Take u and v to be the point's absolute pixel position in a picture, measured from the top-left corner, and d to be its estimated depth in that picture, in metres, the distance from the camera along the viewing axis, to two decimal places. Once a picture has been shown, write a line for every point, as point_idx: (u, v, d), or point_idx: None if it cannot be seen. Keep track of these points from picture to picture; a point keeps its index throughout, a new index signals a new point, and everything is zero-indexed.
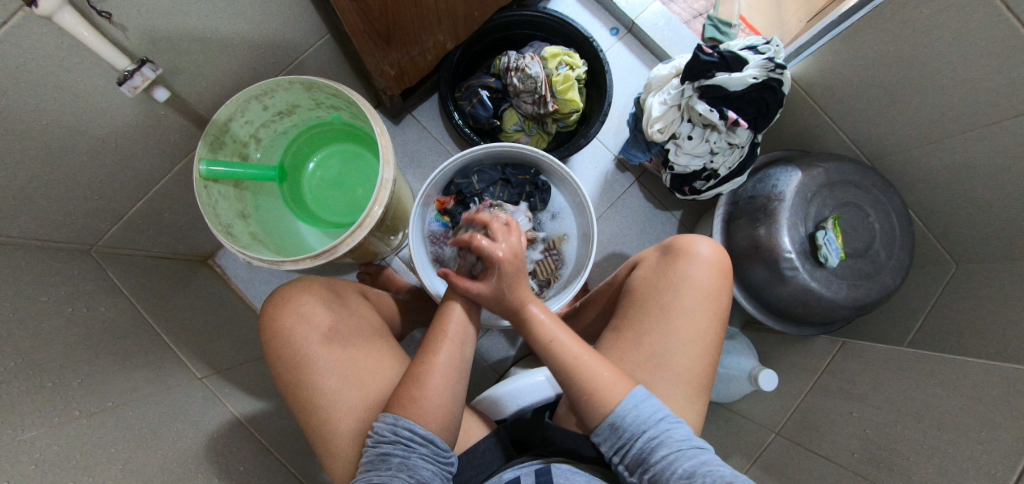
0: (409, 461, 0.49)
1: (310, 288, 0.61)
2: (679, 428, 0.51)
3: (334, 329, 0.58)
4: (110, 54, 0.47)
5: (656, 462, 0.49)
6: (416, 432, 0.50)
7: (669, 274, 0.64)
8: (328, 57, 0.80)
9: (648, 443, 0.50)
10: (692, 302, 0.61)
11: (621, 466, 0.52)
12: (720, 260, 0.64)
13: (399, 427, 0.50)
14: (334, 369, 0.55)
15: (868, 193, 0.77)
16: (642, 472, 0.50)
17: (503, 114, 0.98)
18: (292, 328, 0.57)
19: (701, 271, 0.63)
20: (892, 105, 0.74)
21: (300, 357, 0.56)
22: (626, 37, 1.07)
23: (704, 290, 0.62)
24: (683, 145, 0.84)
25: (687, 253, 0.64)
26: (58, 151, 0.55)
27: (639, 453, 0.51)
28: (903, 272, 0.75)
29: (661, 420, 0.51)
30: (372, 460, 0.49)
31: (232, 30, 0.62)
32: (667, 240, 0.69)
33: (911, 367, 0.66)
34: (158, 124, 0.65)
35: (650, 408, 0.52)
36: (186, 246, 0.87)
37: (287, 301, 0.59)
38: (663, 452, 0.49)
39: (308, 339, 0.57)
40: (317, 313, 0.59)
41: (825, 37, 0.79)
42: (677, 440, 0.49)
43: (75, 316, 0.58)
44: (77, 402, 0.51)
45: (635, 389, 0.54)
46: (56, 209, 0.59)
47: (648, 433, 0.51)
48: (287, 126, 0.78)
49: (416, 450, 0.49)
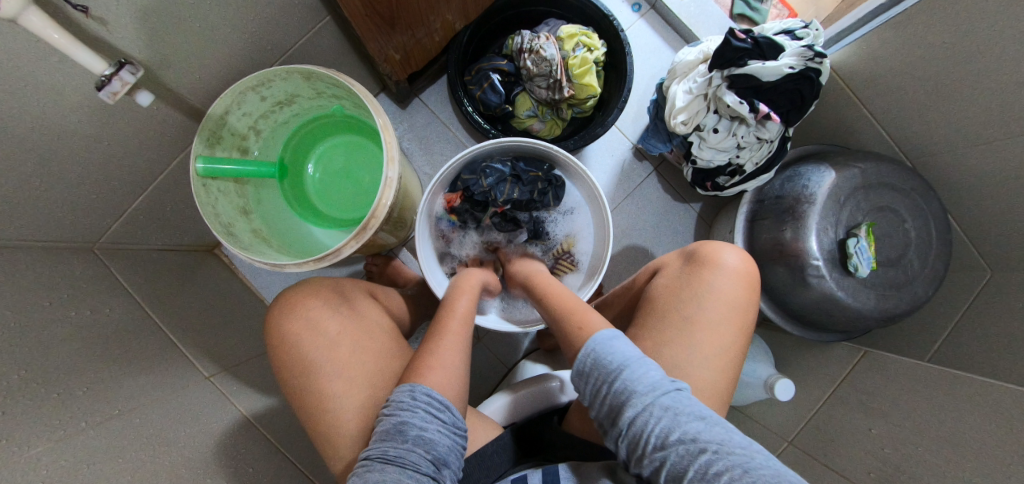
0: (426, 435, 0.48)
1: (317, 293, 0.60)
2: (644, 374, 0.49)
3: (342, 334, 0.57)
4: (85, 56, 0.43)
5: (626, 422, 0.48)
6: (434, 397, 0.51)
7: (693, 283, 0.61)
8: (329, 41, 0.75)
9: (616, 399, 0.49)
10: (717, 315, 0.58)
11: (598, 422, 0.52)
12: (747, 270, 0.61)
13: (417, 393, 0.51)
14: (341, 373, 0.54)
15: (905, 197, 0.71)
16: (616, 434, 0.49)
17: (515, 99, 0.92)
18: (297, 334, 0.56)
19: (729, 284, 0.59)
20: (942, 100, 0.67)
21: (308, 363, 0.55)
22: (648, 13, 0.99)
23: (731, 303, 0.59)
24: (708, 138, 0.78)
25: (712, 260, 0.61)
26: (47, 151, 0.52)
27: (609, 410, 0.50)
28: (937, 282, 0.71)
29: (625, 369, 0.50)
30: (388, 429, 0.48)
31: (223, 17, 0.57)
32: (691, 245, 0.66)
33: (939, 385, 0.64)
34: (153, 117, 0.62)
35: (616, 357, 0.51)
36: (191, 237, 0.85)
37: (293, 307, 0.58)
38: (631, 411, 0.47)
39: (314, 343, 0.55)
40: (324, 318, 0.57)
41: (871, 23, 0.72)
42: (643, 392, 0.48)
43: (79, 320, 0.57)
44: (82, 414, 0.50)
45: (600, 333, 0.54)
46: (50, 209, 0.57)
47: (614, 388, 0.49)
48: (288, 116, 0.74)
49: (434, 419, 0.50)
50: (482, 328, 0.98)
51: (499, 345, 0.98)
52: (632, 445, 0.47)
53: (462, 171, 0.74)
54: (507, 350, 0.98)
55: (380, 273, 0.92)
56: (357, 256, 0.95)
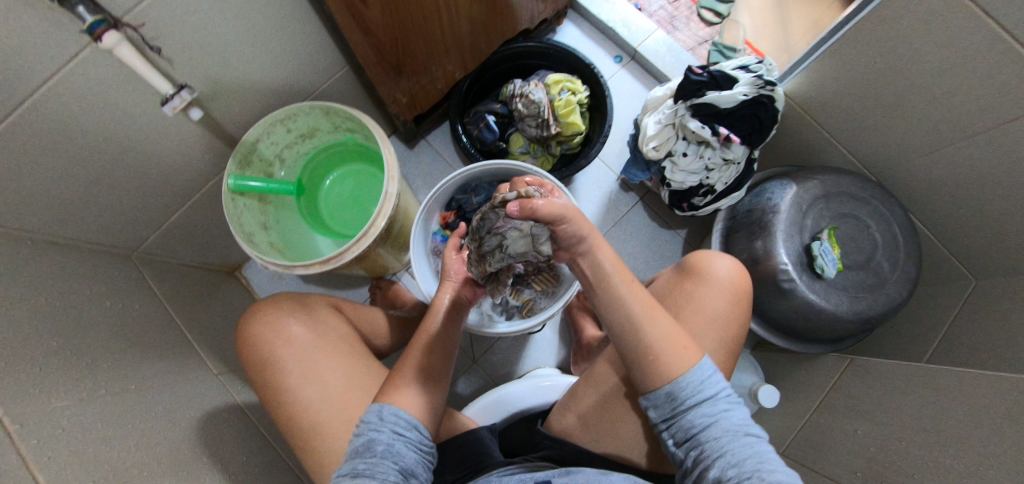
0: (393, 447, 0.52)
1: (277, 300, 0.66)
2: (735, 411, 0.52)
3: (296, 333, 0.62)
4: (157, 79, 0.56)
5: (705, 439, 0.50)
6: (401, 417, 0.54)
7: (679, 293, 0.67)
8: (347, 86, 0.89)
9: (701, 421, 0.51)
10: (693, 324, 0.63)
11: (667, 433, 0.54)
12: (736, 283, 0.65)
13: (384, 413, 0.55)
14: (295, 368, 0.59)
15: (866, 204, 0.76)
16: (688, 446, 0.51)
17: (509, 137, 1.06)
18: (260, 334, 0.62)
19: (713, 295, 0.64)
20: (886, 115, 0.74)
21: (268, 358, 0.60)
22: (629, 63, 1.13)
23: (710, 313, 0.63)
24: (678, 162, 0.87)
25: (701, 270, 0.66)
26: (111, 165, 0.65)
27: (690, 425, 0.52)
28: (911, 284, 0.73)
29: (720, 400, 0.52)
30: (359, 447, 0.52)
31: (262, 63, 0.72)
32: (684, 258, 0.71)
33: (920, 382, 0.64)
34: (198, 144, 0.74)
35: (714, 385, 0.53)
36: (215, 256, 0.94)
37: (258, 309, 0.65)
38: (715, 433, 0.50)
39: (273, 343, 0.61)
40: (282, 321, 0.63)
41: (814, 55, 0.80)
42: (733, 424, 0.50)
43: (111, 309, 0.66)
44: (107, 384, 0.57)
45: (703, 363, 0.54)
46: (103, 215, 0.68)
47: (703, 409, 0.52)
48: (308, 148, 0.86)
49: (403, 435, 0.53)
50: (478, 349, 1.02)
51: (495, 366, 1.00)
52: (702, 459, 0.49)
53: (455, 193, 0.86)
54: (503, 371, 1.00)
55: (382, 295, 0.98)
56: (363, 278, 1.03)
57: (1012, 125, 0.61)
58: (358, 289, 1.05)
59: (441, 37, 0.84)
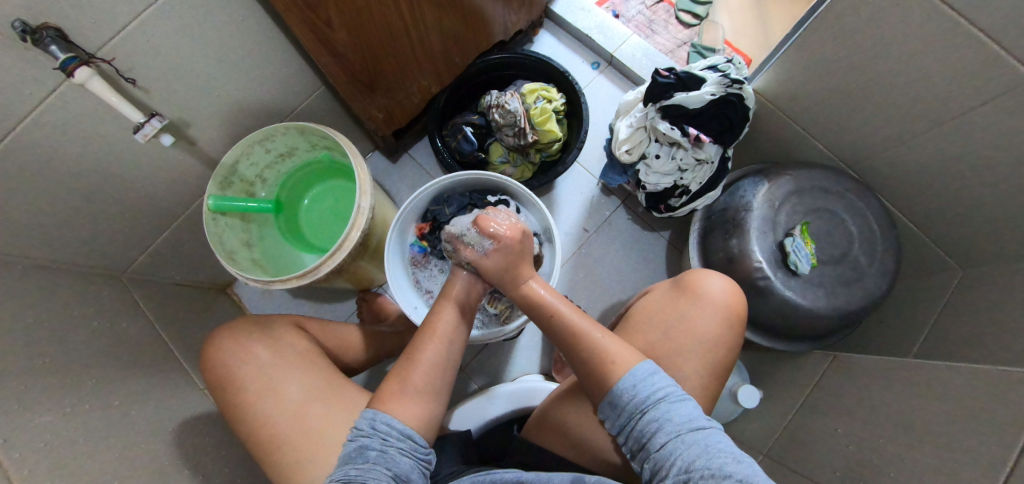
0: (386, 454, 0.50)
1: (238, 322, 0.68)
2: (679, 408, 0.49)
3: (252, 353, 0.64)
4: (128, 109, 0.58)
5: (654, 448, 0.48)
6: (393, 427, 0.52)
7: (671, 310, 0.66)
8: (325, 105, 0.92)
9: (647, 428, 0.49)
10: (681, 344, 0.63)
11: (625, 449, 0.52)
12: (729, 304, 0.65)
13: (377, 421, 0.52)
14: (253, 385, 0.61)
15: (840, 198, 0.75)
16: (642, 457, 0.50)
17: (489, 147, 1.07)
18: (219, 356, 0.64)
19: (705, 316, 0.64)
20: (853, 109, 0.73)
21: (227, 377, 0.62)
22: (607, 69, 1.14)
23: (701, 335, 0.63)
24: (652, 164, 0.87)
25: (696, 289, 0.66)
26: (97, 191, 0.69)
27: (639, 437, 0.50)
28: (889, 277, 0.72)
29: (661, 401, 0.50)
30: (350, 453, 0.50)
31: (238, 87, 0.75)
32: (681, 274, 0.71)
33: (903, 379, 0.62)
34: (181, 168, 0.78)
35: (652, 386, 0.52)
36: (206, 275, 0.98)
37: (218, 332, 0.67)
38: (661, 439, 0.48)
39: (231, 363, 0.63)
40: (239, 340, 0.65)
41: (782, 49, 0.76)
42: (676, 423, 0.48)
43: (98, 327, 0.69)
44: (91, 399, 0.59)
45: (637, 367, 0.53)
46: (90, 238, 0.72)
47: (647, 416, 0.50)
48: (287, 168, 0.89)
49: (394, 443, 0.51)
50: (465, 358, 1.02)
51: (481, 374, 1.01)
52: (657, 471, 0.47)
53: (429, 204, 0.87)
54: (490, 379, 1.00)
55: (368, 307, 1.00)
56: (350, 292, 1.05)
57: (979, 111, 0.60)
58: (346, 302, 1.07)
59: (412, 54, 0.87)
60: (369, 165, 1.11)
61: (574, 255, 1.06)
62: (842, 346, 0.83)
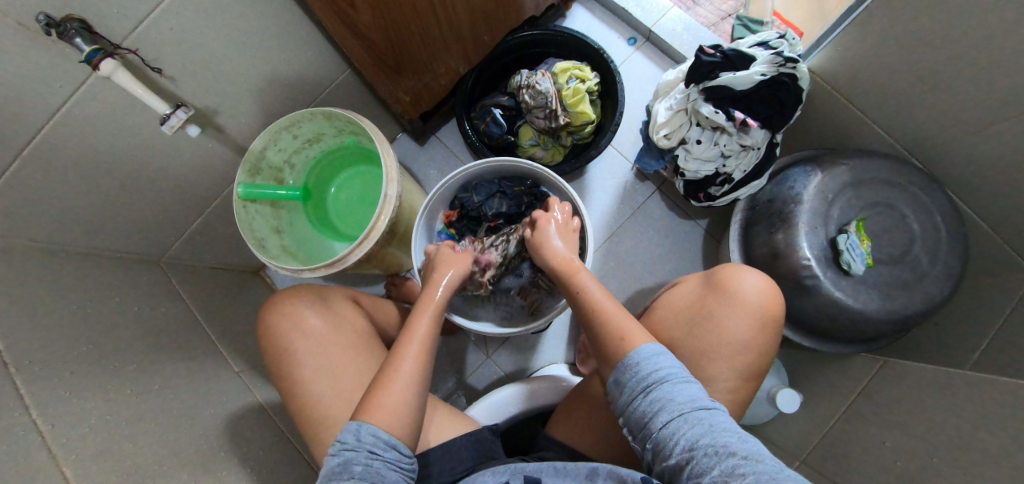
0: (373, 468, 0.48)
1: (299, 293, 0.68)
2: (682, 388, 0.50)
3: (314, 328, 0.64)
4: (154, 100, 0.57)
5: (656, 427, 0.48)
6: (379, 438, 0.50)
7: (699, 309, 0.64)
8: (351, 89, 0.90)
9: (649, 408, 0.50)
10: (706, 345, 0.61)
11: (625, 428, 0.53)
12: (765, 307, 0.61)
13: (362, 433, 0.50)
14: (311, 360, 0.62)
15: (904, 191, 0.68)
16: (642, 437, 0.50)
17: (518, 130, 1.02)
18: (277, 325, 0.65)
19: (736, 318, 0.60)
20: (925, 92, 0.66)
21: (284, 349, 0.63)
22: (644, 45, 1.06)
23: (731, 338, 0.60)
24: (692, 149, 0.82)
25: (728, 287, 0.63)
26: (131, 179, 0.69)
27: (640, 417, 0.50)
28: (953, 280, 0.65)
29: (663, 381, 0.51)
30: (334, 468, 0.48)
31: (263, 73, 0.74)
32: (712, 269, 0.68)
33: (966, 394, 0.58)
34: (212, 156, 0.78)
35: (655, 367, 0.52)
36: (238, 257, 0.99)
37: (281, 300, 0.67)
38: (665, 419, 0.48)
39: (291, 336, 0.64)
40: (300, 312, 0.65)
41: (842, 24, 0.69)
42: (680, 404, 0.48)
43: (139, 313, 0.71)
44: (134, 384, 0.62)
45: (644, 347, 0.54)
46: (128, 225, 0.74)
47: (649, 397, 0.50)
48: (316, 151, 0.88)
49: (381, 456, 0.49)
50: (491, 345, 1.02)
51: (509, 362, 1.00)
52: (659, 450, 0.48)
53: (457, 192, 0.84)
54: (517, 368, 1.00)
55: (397, 291, 0.99)
56: (379, 276, 1.05)
57: None
58: (374, 286, 1.07)
59: (441, 34, 0.83)
60: (396, 147, 1.09)
61: (604, 243, 1.02)
62: (892, 349, 0.77)
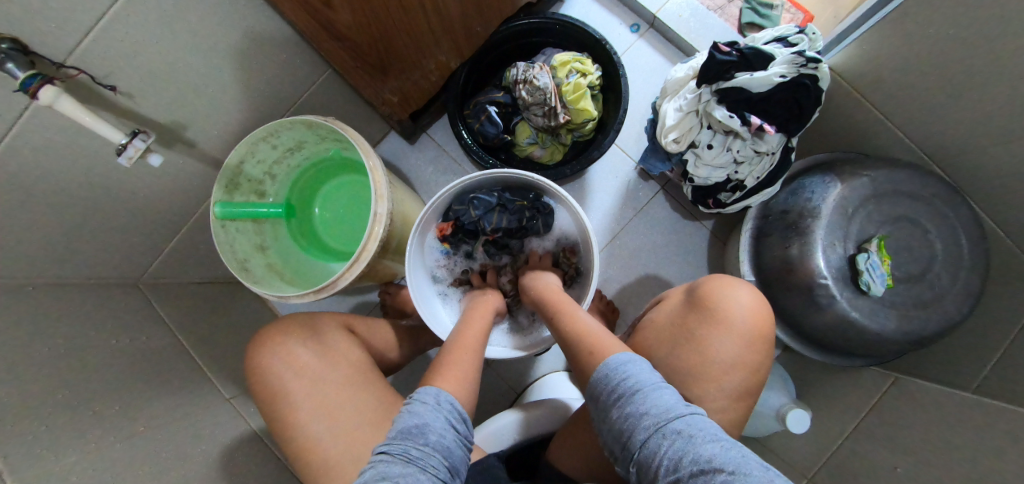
0: (447, 440, 0.48)
1: (289, 327, 0.65)
2: (655, 398, 0.47)
3: (307, 365, 0.61)
4: (105, 129, 0.51)
5: (636, 447, 0.46)
6: (455, 409, 0.51)
7: (680, 327, 0.60)
8: (333, 89, 0.83)
9: (626, 425, 0.47)
10: (689, 365, 0.56)
11: (608, 451, 0.50)
12: (752, 325, 0.56)
13: (441, 399, 0.52)
14: (306, 401, 0.59)
15: (927, 206, 0.65)
16: (626, 459, 0.47)
17: (515, 127, 0.95)
18: (267, 365, 0.62)
19: (718, 337, 0.56)
20: (957, 99, 0.61)
21: (277, 391, 0.60)
22: (648, 33, 0.99)
23: (715, 357, 0.56)
24: (703, 155, 0.76)
25: (710, 303, 0.58)
26: (97, 204, 0.63)
27: (620, 436, 0.48)
28: (973, 299, 0.63)
29: (635, 393, 0.49)
30: (410, 428, 0.47)
31: (235, 80, 0.66)
32: (695, 281, 0.63)
33: (984, 422, 0.56)
34: (184, 172, 0.72)
35: (625, 379, 0.50)
36: (223, 270, 0.94)
37: (269, 337, 0.64)
38: (642, 437, 0.46)
39: (283, 375, 0.61)
40: (291, 350, 0.62)
41: (873, 20, 0.64)
42: (654, 416, 0.46)
43: (119, 346, 0.67)
44: (118, 429, 0.58)
45: (614, 357, 0.53)
46: (98, 252, 0.68)
47: (624, 413, 0.48)
48: (299, 161, 0.81)
49: (454, 428, 0.50)
50: None
51: (509, 370, 0.98)
52: (644, 471, 0.45)
53: (452, 203, 0.77)
54: (517, 375, 0.98)
55: (392, 301, 0.95)
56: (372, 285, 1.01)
57: None
58: (368, 293, 1.03)
59: (431, 29, 0.75)
60: (384, 147, 1.03)
61: (606, 247, 0.98)
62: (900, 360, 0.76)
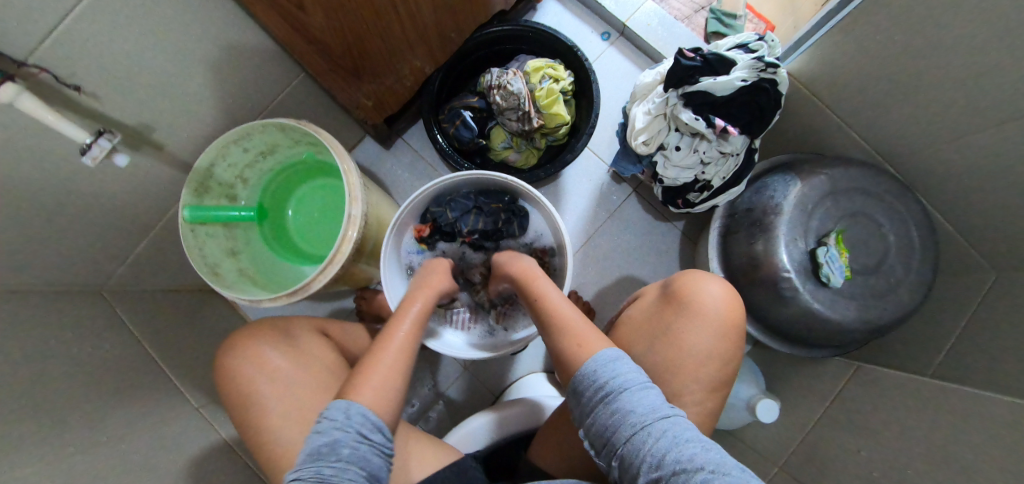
0: (360, 451, 0.45)
1: (261, 332, 0.64)
2: (642, 396, 0.47)
3: (280, 370, 0.60)
4: (69, 128, 0.49)
5: (621, 443, 0.46)
6: (369, 418, 0.47)
7: (658, 322, 0.60)
8: (306, 93, 0.82)
9: (611, 421, 0.47)
10: (668, 360, 0.57)
11: (587, 443, 0.50)
12: (725, 316, 0.57)
13: (352, 412, 0.47)
14: (277, 406, 0.58)
15: (879, 202, 0.68)
16: (608, 453, 0.47)
17: (490, 132, 0.97)
18: (237, 370, 0.60)
19: (693, 330, 0.57)
20: (902, 101, 0.65)
21: (247, 397, 0.59)
22: (618, 40, 1.02)
23: (690, 352, 0.56)
24: (671, 156, 0.79)
25: (685, 297, 0.59)
26: (58, 207, 0.61)
27: (602, 431, 0.47)
28: (925, 288, 0.67)
29: (622, 390, 0.48)
30: (320, 448, 0.44)
31: (206, 82, 0.66)
32: (671, 278, 0.64)
33: (936, 406, 0.59)
34: (151, 175, 0.71)
35: (613, 374, 0.50)
36: (194, 278, 0.93)
37: (239, 342, 0.62)
38: (628, 433, 0.45)
39: (253, 380, 0.59)
40: (262, 353, 0.61)
41: (823, 29, 0.68)
42: (641, 414, 0.46)
43: (81, 355, 0.64)
44: (78, 439, 0.56)
45: (602, 353, 0.52)
46: (58, 258, 0.66)
47: (610, 408, 0.48)
48: (272, 165, 0.81)
49: (369, 439, 0.47)
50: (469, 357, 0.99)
51: (487, 374, 0.98)
52: (626, 467, 0.45)
53: (429, 205, 0.78)
54: (495, 378, 0.98)
55: (368, 307, 0.94)
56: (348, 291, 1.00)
57: None
58: (343, 299, 1.02)
59: (404, 34, 0.76)
60: (360, 152, 1.03)
61: (581, 248, 1.00)
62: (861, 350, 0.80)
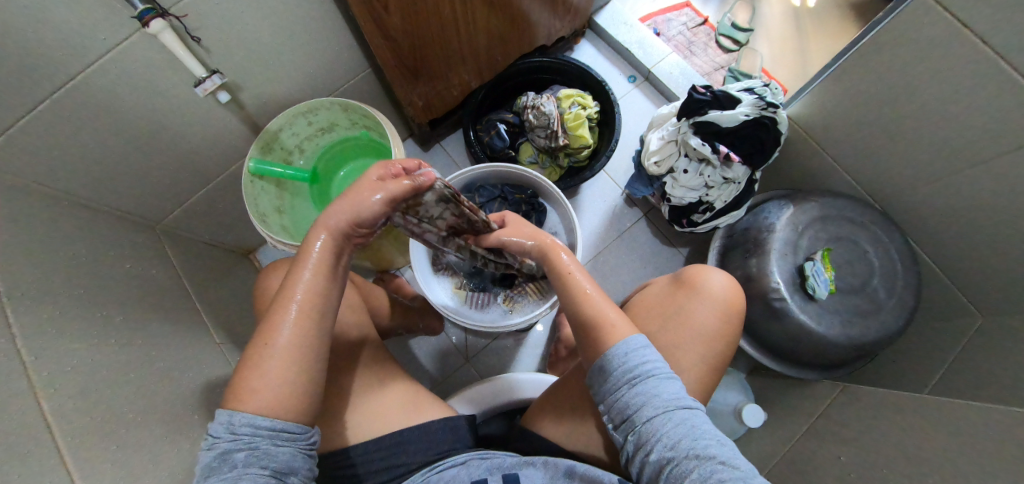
0: (257, 451, 0.41)
1: None
2: (668, 385, 0.50)
3: None
4: (193, 64, 0.64)
5: (641, 422, 0.48)
6: (259, 424, 0.42)
7: (669, 302, 0.66)
8: (367, 87, 0.95)
9: (634, 401, 0.49)
10: (678, 335, 0.62)
11: (606, 417, 0.52)
12: (727, 299, 0.64)
13: (235, 422, 0.42)
14: None
15: (866, 230, 0.75)
16: (626, 429, 0.50)
17: (520, 146, 1.10)
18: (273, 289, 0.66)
19: (701, 308, 0.63)
20: (887, 145, 0.74)
21: None
22: (642, 84, 1.16)
23: (698, 327, 0.62)
24: (679, 178, 0.88)
25: (695, 282, 0.65)
26: (147, 139, 0.72)
27: (624, 409, 0.50)
28: (907, 313, 0.72)
29: (649, 376, 0.50)
30: (211, 463, 0.41)
31: (293, 60, 0.79)
32: (679, 271, 0.70)
33: (916, 419, 0.62)
34: (226, 131, 0.82)
35: (642, 359, 0.51)
36: (232, 237, 1.02)
37: (280, 267, 0.69)
38: (649, 414, 0.48)
39: None
40: None
41: (820, 77, 0.77)
42: (665, 400, 0.49)
43: (132, 270, 0.72)
44: (119, 333, 0.62)
45: (633, 338, 0.53)
46: (133, 185, 0.76)
47: (636, 389, 0.50)
48: (326, 142, 0.92)
49: (261, 440, 0.42)
50: (472, 349, 1.03)
51: (487, 367, 1.02)
52: (642, 443, 0.48)
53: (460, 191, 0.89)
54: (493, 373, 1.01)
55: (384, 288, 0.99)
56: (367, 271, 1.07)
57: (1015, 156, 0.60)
58: None
59: (460, 46, 0.89)
60: None
61: (590, 260, 1.07)
62: (852, 379, 0.83)
